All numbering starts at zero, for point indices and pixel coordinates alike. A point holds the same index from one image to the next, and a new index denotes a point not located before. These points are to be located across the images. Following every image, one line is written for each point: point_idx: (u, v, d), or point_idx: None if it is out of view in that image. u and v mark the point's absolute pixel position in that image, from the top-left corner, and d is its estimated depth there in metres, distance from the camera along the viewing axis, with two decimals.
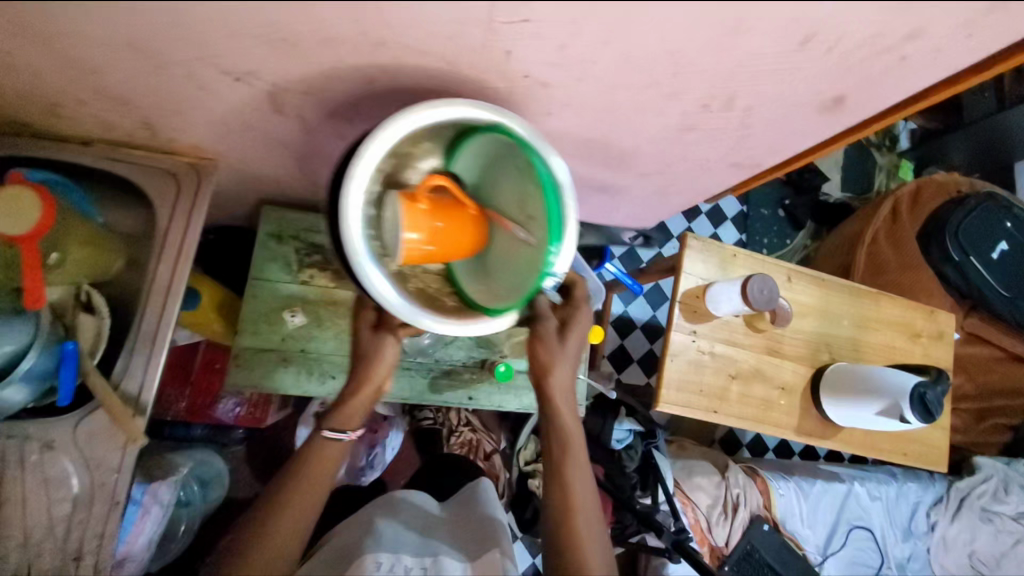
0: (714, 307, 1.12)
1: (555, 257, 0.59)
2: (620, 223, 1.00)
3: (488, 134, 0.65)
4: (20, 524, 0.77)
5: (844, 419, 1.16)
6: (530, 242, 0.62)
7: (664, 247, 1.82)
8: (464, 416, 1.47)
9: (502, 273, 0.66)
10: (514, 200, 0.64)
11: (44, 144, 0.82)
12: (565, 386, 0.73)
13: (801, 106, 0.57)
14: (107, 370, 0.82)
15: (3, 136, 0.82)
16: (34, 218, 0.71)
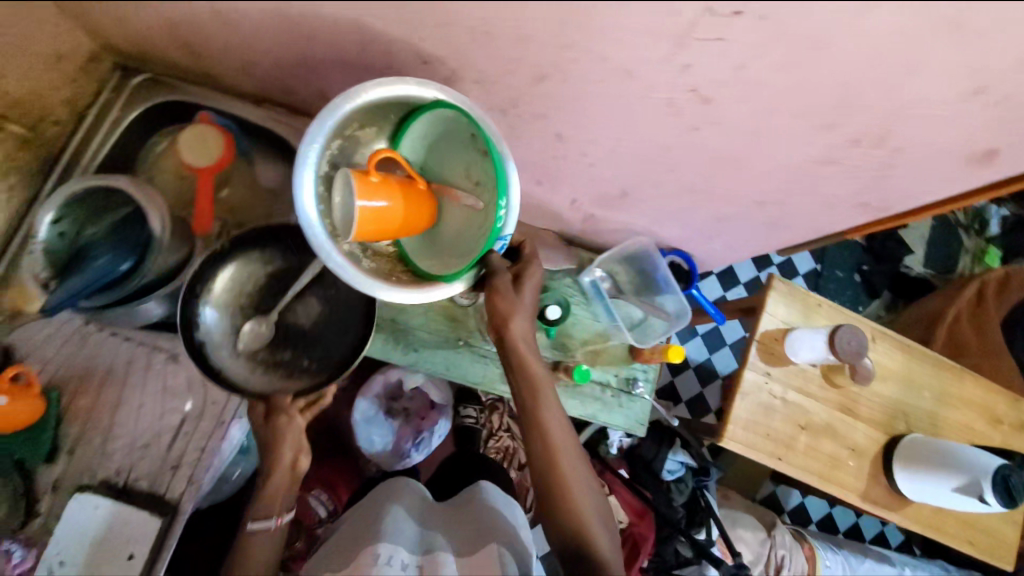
0: (793, 352, 1.10)
1: (502, 209, 0.71)
2: (716, 251, 1.03)
3: (427, 119, 0.75)
4: (132, 427, 0.85)
5: (915, 491, 1.11)
6: (479, 204, 0.74)
7: (730, 292, 1.81)
8: (505, 422, 1.50)
9: (462, 237, 0.77)
10: (458, 169, 0.76)
11: (223, 100, 0.95)
12: (526, 333, 0.81)
13: (947, 151, 0.63)
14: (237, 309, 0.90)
15: (189, 85, 0.94)
16: (217, 155, 0.82)
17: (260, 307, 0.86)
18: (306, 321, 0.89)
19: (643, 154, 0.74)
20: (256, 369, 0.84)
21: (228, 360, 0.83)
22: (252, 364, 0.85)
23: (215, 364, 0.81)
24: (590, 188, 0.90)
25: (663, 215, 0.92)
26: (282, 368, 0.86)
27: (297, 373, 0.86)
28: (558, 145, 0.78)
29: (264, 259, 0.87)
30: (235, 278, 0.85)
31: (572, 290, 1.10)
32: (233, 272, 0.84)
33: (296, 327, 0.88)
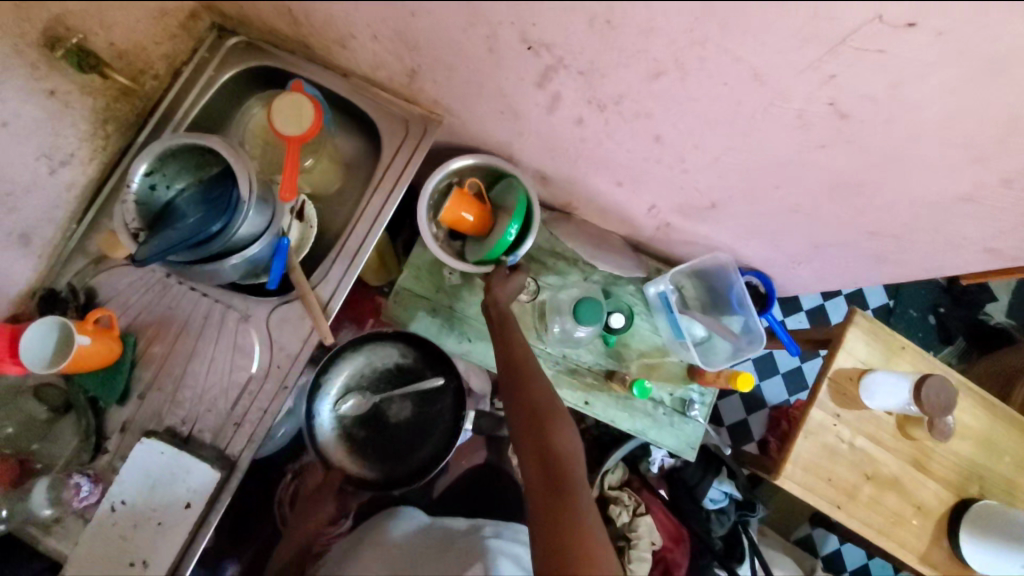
0: (869, 396, 1.02)
1: (511, 232, 0.92)
2: (800, 277, 0.96)
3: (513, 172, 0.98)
4: (201, 378, 0.87)
5: (979, 561, 1.02)
6: (502, 223, 0.95)
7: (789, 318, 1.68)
8: None
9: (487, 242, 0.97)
10: (508, 199, 0.97)
11: (310, 68, 0.92)
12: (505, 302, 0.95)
13: None
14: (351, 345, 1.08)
15: (281, 52, 0.92)
16: (306, 126, 0.80)
17: (370, 389, 1.12)
18: (392, 417, 1.13)
19: (748, 168, 0.68)
20: (334, 432, 1.10)
21: (325, 416, 1.09)
22: (338, 423, 1.10)
23: (314, 412, 1.08)
24: (675, 197, 0.85)
25: (752, 233, 0.85)
26: (350, 441, 1.11)
27: (355, 451, 1.11)
28: (653, 148, 0.73)
29: (401, 353, 1.13)
30: (370, 356, 1.12)
31: (635, 301, 1.08)
32: (365, 356, 1.12)
33: (382, 415, 1.12)
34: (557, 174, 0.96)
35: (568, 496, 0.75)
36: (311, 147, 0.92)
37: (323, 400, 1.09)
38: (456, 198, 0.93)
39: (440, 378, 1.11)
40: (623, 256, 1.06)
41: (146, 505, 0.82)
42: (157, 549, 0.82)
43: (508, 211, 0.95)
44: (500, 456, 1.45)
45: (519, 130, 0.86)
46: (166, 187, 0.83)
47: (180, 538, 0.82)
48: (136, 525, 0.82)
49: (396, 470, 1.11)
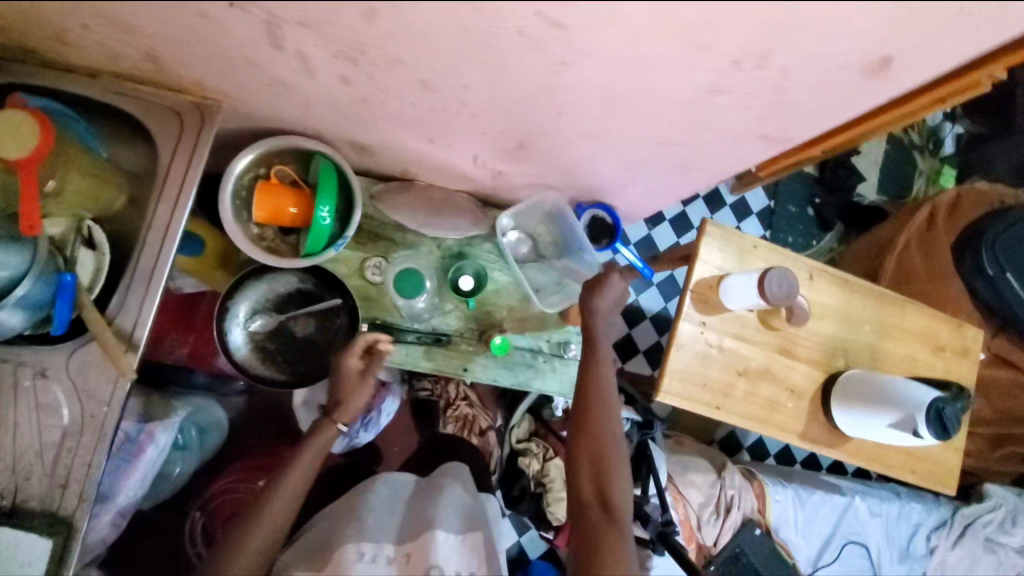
0: (726, 298, 1.08)
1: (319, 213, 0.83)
2: (636, 200, 0.95)
3: (317, 148, 0.88)
4: (10, 447, 0.78)
5: (852, 428, 1.08)
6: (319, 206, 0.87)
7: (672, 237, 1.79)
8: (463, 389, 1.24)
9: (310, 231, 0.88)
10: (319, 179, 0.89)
11: (54, 74, 0.82)
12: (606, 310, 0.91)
13: (848, 67, 0.55)
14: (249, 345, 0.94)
15: (13, 62, 0.81)
16: (31, 145, 0.69)
17: (277, 310, 0.96)
18: (301, 335, 0.97)
19: (522, 100, 0.64)
20: (248, 354, 0.94)
21: (236, 333, 0.93)
22: (247, 346, 0.94)
23: (225, 332, 0.91)
24: (485, 143, 0.81)
25: (569, 165, 0.83)
26: (269, 363, 0.95)
27: (270, 365, 0.94)
28: (428, 97, 0.68)
29: (301, 278, 0.97)
30: (270, 282, 0.96)
31: (492, 258, 1.04)
32: (268, 280, 0.95)
33: (292, 335, 0.97)
34: (370, 141, 0.89)
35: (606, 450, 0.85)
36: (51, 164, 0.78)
37: (229, 317, 0.92)
38: (262, 193, 0.87)
39: (339, 297, 0.98)
40: (465, 214, 1.01)
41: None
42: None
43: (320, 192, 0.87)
44: (426, 431, 1.24)
45: (297, 102, 0.77)
46: None
47: None
48: None
49: (318, 371, 0.96)
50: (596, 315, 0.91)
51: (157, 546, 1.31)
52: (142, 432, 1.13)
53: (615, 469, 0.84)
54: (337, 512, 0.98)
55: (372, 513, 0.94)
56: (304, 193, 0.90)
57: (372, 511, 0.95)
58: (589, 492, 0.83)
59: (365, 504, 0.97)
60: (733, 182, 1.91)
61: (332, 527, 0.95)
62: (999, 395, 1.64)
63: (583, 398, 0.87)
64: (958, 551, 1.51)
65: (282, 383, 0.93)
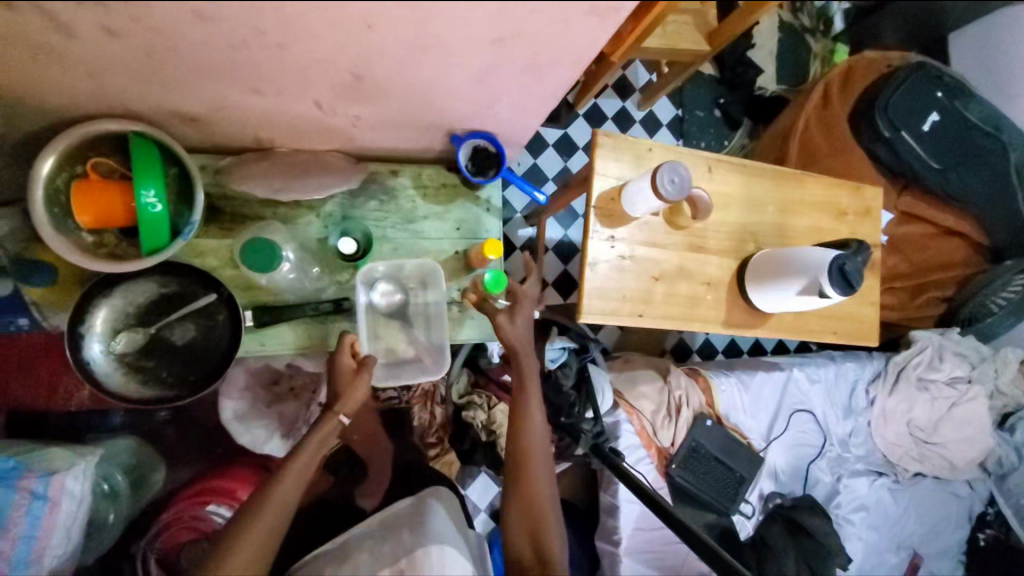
0: (630, 207, 1.05)
1: (143, 197, 0.73)
2: (511, 120, 0.89)
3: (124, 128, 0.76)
4: None
5: (770, 305, 1.11)
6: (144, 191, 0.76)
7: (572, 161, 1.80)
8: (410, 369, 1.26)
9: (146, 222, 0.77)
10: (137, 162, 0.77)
11: None
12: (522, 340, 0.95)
13: None
14: (122, 365, 0.84)
15: None
16: None
17: (145, 323, 0.86)
18: (182, 342, 0.88)
19: (319, 13, 0.56)
20: (121, 375, 0.84)
21: (99, 355, 0.83)
22: (119, 367, 0.84)
23: (86, 355, 0.82)
24: (317, 83, 0.72)
25: (418, 92, 0.76)
26: (150, 380, 0.86)
27: (154, 385, 0.85)
28: (213, 33, 0.58)
29: (162, 283, 0.87)
30: (129, 292, 0.86)
31: (379, 214, 0.98)
32: (126, 290, 0.85)
33: (169, 344, 0.87)
34: (196, 110, 0.78)
35: (526, 480, 0.93)
36: None
37: (86, 339, 0.82)
38: (79, 194, 0.75)
39: (213, 292, 0.87)
40: (335, 172, 0.93)
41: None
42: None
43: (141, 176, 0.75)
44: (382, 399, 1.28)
45: (77, 73, 0.66)
46: None
47: None
48: None
49: (206, 378, 0.87)
50: (516, 327, 0.95)
51: None
52: (49, 485, 1.02)
53: (551, 534, 0.92)
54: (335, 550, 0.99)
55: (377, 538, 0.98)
56: (126, 183, 0.78)
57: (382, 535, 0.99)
58: (528, 550, 0.92)
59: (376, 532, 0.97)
60: (639, 97, 1.86)
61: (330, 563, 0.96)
62: (910, 249, 1.73)
63: (518, 456, 0.94)
64: (896, 396, 1.63)
65: (170, 398, 0.84)
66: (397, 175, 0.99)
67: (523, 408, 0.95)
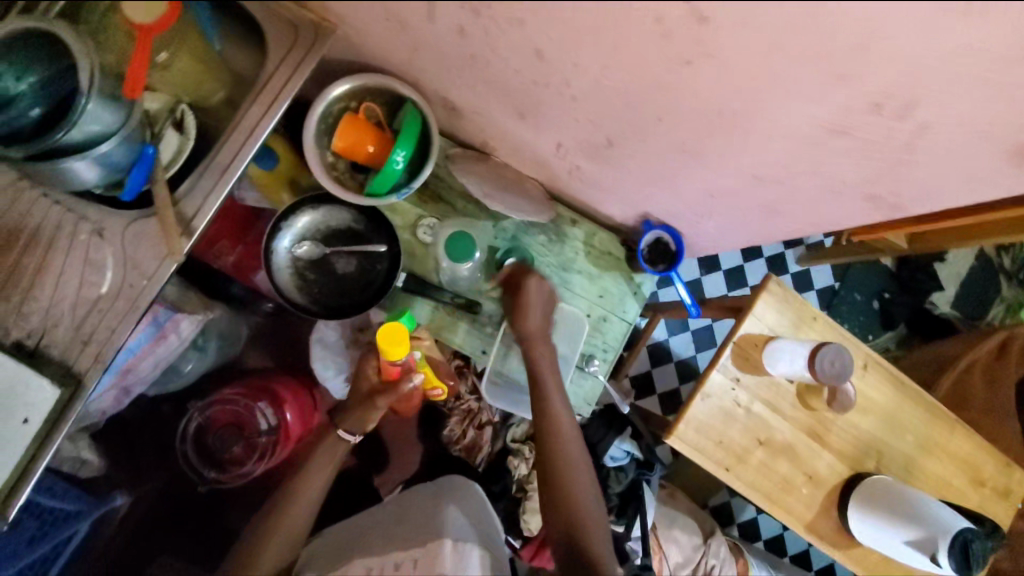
0: (771, 364, 1.01)
1: (394, 158, 0.86)
2: (707, 232, 0.92)
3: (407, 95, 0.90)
4: (51, 293, 0.81)
5: (864, 536, 1.01)
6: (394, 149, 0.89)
7: (708, 278, 1.77)
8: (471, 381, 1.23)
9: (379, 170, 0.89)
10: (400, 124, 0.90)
11: None
12: (545, 293, 0.93)
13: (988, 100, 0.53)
14: (289, 267, 0.97)
15: None
16: (160, 12, 0.69)
17: (325, 241, 0.99)
18: (339, 271, 1.00)
19: (633, 93, 0.63)
20: (288, 273, 0.97)
21: (281, 249, 0.96)
22: (288, 267, 0.98)
23: (273, 246, 0.95)
24: (573, 132, 0.79)
25: (648, 176, 0.81)
26: (303, 288, 0.98)
27: (303, 294, 0.98)
28: (534, 68, 0.67)
29: (354, 218, 0.99)
30: (326, 213, 0.99)
31: (543, 252, 1.03)
32: (325, 211, 0.98)
33: (331, 268, 0.99)
34: (463, 103, 0.88)
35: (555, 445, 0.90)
36: (167, 41, 0.85)
37: (280, 233, 0.96)
38: (347, 124, 0.87)
39: (385, 245, 0.98)
40: (529, 200, 0.99)
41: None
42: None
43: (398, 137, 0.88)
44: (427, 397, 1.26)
45: (406, 43, 0.77)
46: (17, 79, 0.72)
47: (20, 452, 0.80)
48: None
49: (342, 309, 0.98)
50: (531, 295, 0.92)
51: (155, 432, 1.34)
52: (169, 318, 1.14)
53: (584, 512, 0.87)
54: (356, 527, 1.10)
55: (398, 521, 1.07)
56: (382, 134, 0.91)
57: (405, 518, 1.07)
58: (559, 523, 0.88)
59: (403, 516, 1.08)
60: (802, 253, 1.81)
61: (352, 539, 1.07)
62: None
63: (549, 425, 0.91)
64: None
65: (310, 311, 0.96)
66: (574, 226, 1.04)
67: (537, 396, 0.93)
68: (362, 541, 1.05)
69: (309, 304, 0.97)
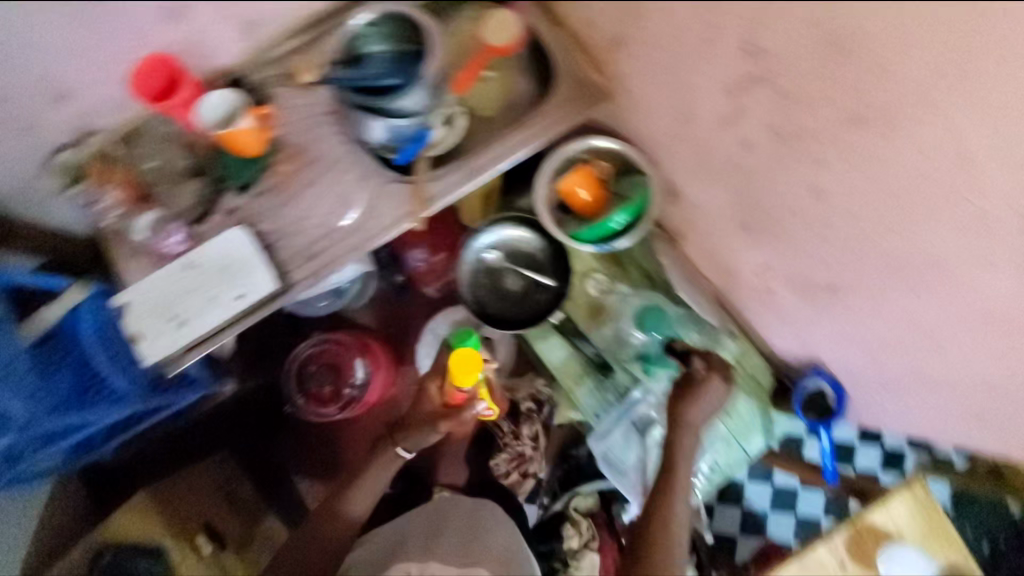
0: (888, 565, 0.94)
1: (612, 222, 0.97)
2: (878, 376, 0.96)
3: (641, 168, 0.98)
4: (299, 207, 0.93)
5: None
6: (610, 210, 0.99)
7: None
8: (534, 429, 1.10)
9: (589, 222, 1.00)
10: (623, 191, 0.99)
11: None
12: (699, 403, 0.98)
13: None
14: (470, 267, 1.07)
15: None
16: (506, 40, 0.89)
17: (508, 256, 1.07)
18: (507, 287, 1.07)
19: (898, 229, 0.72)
20: (468, 271, 1.07)
21: (472, 249, 1.06)
22: (470, 266, 1.07)
23: (468, 244, 1.06)
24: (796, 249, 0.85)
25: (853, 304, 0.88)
26: (474, 288, 1.07)
27: (471, 293, 1.07)
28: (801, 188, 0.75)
29: (541, 247, 1.06)
30: (519, 233, 1.07)
31: None
32: (520, 231, 1.07)
33: (502, 281, 1.07)
34: (691, 192, 0.95)
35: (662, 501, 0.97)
36: (496, 65, 0.98)
37: (478, 236, 1.06)
38: (580, 174, 0.99)
39: (557, 282, 1.06)
40: (704, 296, 1.03)
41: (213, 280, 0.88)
42: (201, 314, 0.87)
43: (618, 204, 0.98)
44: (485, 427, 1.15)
45: (681, 125, 0.89)
46: (371, 44, 0.90)
47: (215, 322, 0.87)
48: (192, 289, 0.87)
49: (498, 321, 1.05)
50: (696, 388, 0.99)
51: (260, 345, 1.33)
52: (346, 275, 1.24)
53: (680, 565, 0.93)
54: (389, 529, 1.07)
55: (430, 535, 1.03)
56: (603, 192, 1.00)
57: (443, 531, 1.04)
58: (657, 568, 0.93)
59: (437, 533, 1.03)
60: None
61: (389, 541, 1.04)
62: None
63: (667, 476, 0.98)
64: None
65: (474, 311, 1.06)
66: (732, 339, 1.04)
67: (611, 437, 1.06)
68: (394, 551, 1.01)
69: (476, 306, 1.06)
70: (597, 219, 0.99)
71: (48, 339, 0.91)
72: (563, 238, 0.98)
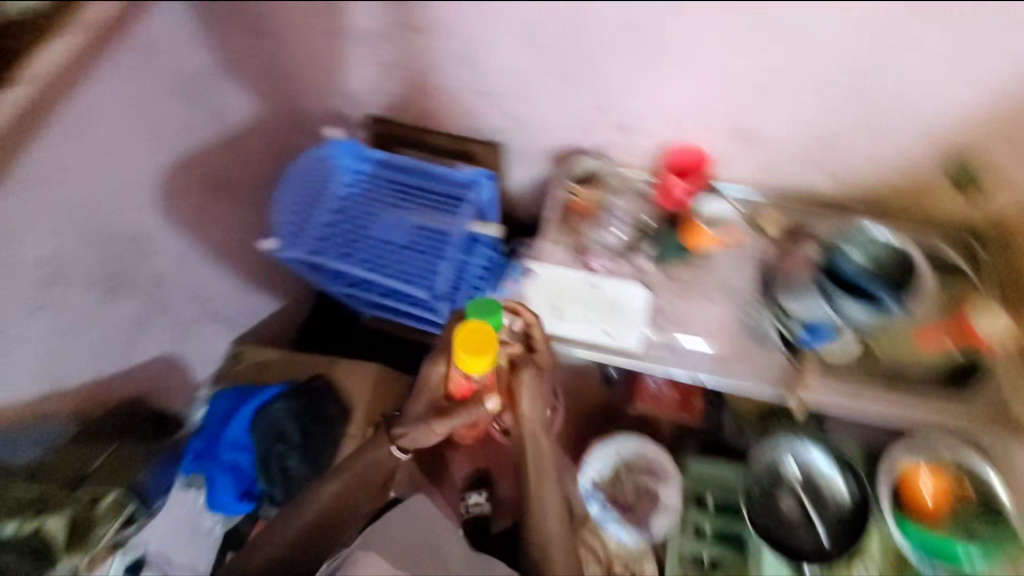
0: None
1: (967, 548, 0.87)
2: None
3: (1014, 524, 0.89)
4: (686, 306, 1.03)
5: None
6: (956, 535, 0.89)
7: None
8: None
9: (930, 533, 0.90)
10: (977, 530, 0.90)
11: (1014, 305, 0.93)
12: None
13: None
14: (768, 461, 1.03)
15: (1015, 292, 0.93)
16: (996, 327, 0.89)
17: (802, 480, 1.01)
18: (783, 507, 1.00)
19: None
20: (761, 462, 1.03)
21: (776, 446, 1.03)
22: (767, 458, 1.03)
23: (777, 442, 1.03)
24: None
25: None
26: (755, 481, 1.02)
27: (749, 482, 1.02)
28: None
29: (840, 500, 0.99)
30: (827, 472, 1.01)
31: None
32: (831, 471, 1.00)
33: (783, 499, 1.00)
34: None
35: None
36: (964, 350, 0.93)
37: (790, 442, 1.03)
38: (942, 481, 0.92)
39: (834, 548, 0.96)
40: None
41: (608, 309, 1.02)
42: (577, 320, 1.02)
43: (972, 542, 0.88)
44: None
45: None
46: (861, 251, 0.96)
47: (582, 336, 1.01)
48: (586, 299, 1.03)
49: (759, 530, 0.98)
50: None
51: None
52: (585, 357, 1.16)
53: None
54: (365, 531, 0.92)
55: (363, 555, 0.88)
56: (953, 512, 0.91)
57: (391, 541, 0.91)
58: None
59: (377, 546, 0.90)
60: None
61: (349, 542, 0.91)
62: None
63: None
64: None
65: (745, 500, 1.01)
66: None
67: (543, 484, 0.90)
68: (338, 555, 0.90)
69: (694, 478, 1.08)
70: (941, 539, 0.89)
71: (445, 202, 1.15)
72: (894, 522, 0.91)
